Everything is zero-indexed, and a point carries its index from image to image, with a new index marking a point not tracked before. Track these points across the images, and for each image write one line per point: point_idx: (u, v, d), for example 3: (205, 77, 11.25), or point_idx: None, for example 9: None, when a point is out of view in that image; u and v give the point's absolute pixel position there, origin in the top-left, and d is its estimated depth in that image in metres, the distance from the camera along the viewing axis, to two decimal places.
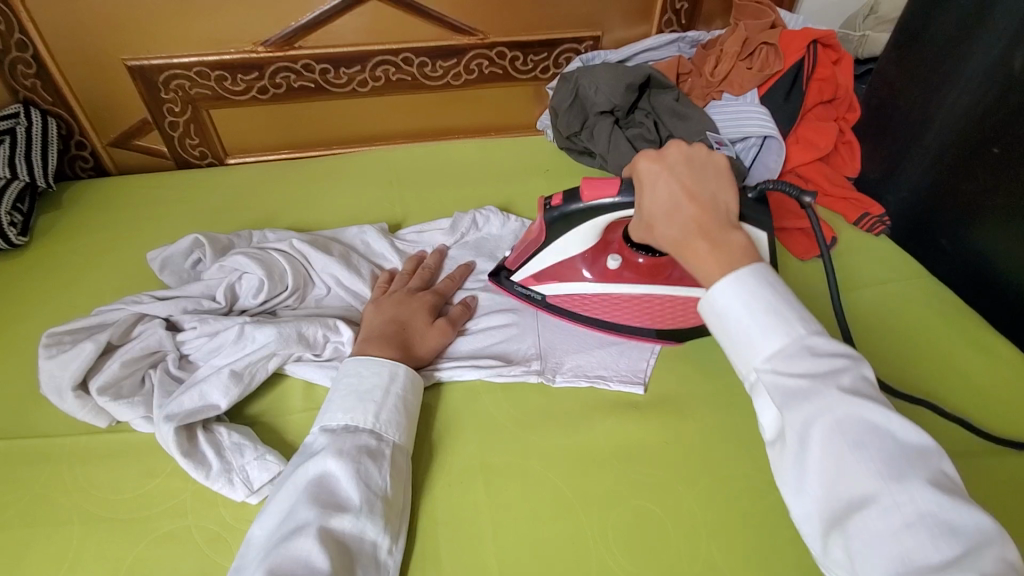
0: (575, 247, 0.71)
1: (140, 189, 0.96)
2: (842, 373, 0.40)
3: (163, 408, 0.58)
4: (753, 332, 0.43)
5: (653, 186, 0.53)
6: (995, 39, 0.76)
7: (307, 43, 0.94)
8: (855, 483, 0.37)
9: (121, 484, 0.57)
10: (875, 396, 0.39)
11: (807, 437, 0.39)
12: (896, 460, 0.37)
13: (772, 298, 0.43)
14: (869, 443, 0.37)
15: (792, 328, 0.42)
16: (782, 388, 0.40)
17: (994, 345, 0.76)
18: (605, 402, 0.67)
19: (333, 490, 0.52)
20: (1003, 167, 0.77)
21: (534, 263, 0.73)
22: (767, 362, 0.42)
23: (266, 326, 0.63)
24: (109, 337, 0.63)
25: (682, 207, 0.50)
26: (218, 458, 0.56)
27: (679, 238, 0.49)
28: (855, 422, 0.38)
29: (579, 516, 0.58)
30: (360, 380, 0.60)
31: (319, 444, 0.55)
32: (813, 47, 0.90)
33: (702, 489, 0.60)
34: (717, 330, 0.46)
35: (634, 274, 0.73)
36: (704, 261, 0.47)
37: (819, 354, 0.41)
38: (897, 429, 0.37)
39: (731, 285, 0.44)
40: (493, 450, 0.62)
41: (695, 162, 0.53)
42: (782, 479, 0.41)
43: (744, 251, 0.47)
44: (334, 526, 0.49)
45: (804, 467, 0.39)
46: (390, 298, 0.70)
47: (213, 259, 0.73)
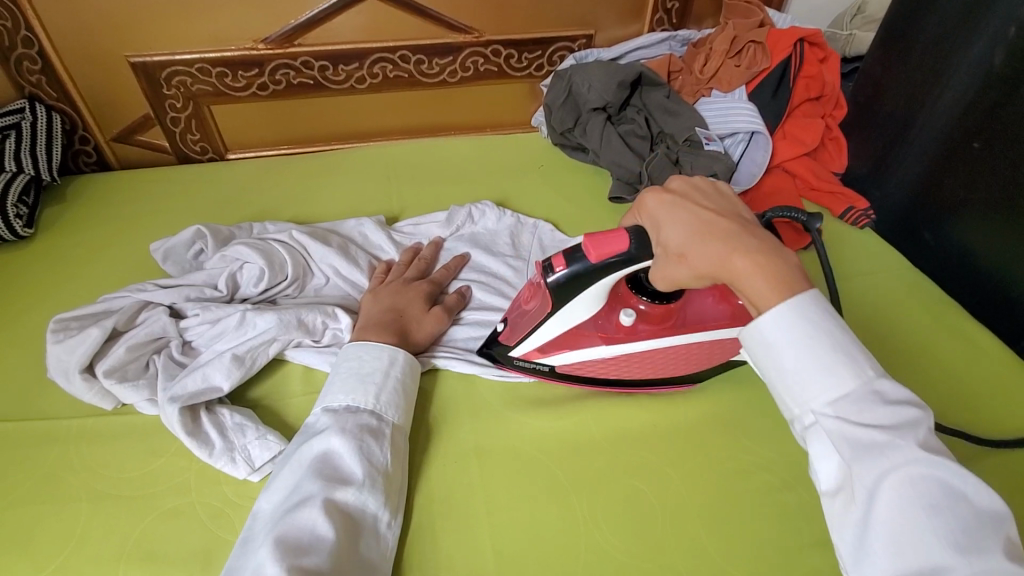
0: (584, 313, 0.63)
1: (142, 183, 0.98)
2: (916, 426, 0.41)
3: (167, 391, 0.60)
4: (817, 375, 0.43)
5: (674, 217, 0.52)
6: (977, 38, 0.78)
7: (307, 41, 0.96)
8: (926, 547, 0.37)
9: (127, 464, 0.59)
10: (945, 452, 0.40)
11: (878, 493, 0.40)
12: (967, 526, 0.38)
13: (843, 343, 0.43)
14: (941, 506, 0.38)
15: (861, 371, 0.42)
16: (852, 439, 0.41)
17: (974, 335, 0.78)
18: (595, 388, 0.69)
19: (337, 466, 0.54)
20: (983, 162, 0.79)
21: (539, 335, 0.64)
22: (832, 407, 0.42)
23: (266, 312, 0.65)
24: (115, 323, 0.65)
25: (717, 228, 0.50)
26: (220, 437, 0.58)
27: (727, 260, 0.48)
28: (928, 482, 0.39)
29: (570, 496, 0.60)
30: (360, 363, 0.62)
31: (323, 423, 0.57)
32: (800, 45, 0.93)
33: (689, 469, 0.62)
34: (773, 368, 0.45)
35: (649, 327, 0.65)
36: (761, 278, 0.46)
37: (892, 404, 0.41)
38: (970, 491, 0.38)
39: (794, 322, 0.44)
40: (487, 434, 0.65)
41: (704, 190, 0.55)
42: (841, 531, 0.42)
43: (790, 262, 0.48)
44: (337, 499, 0.52)
45: (874, 525, 0.40)
46: (387, 288, 0.72)
47: (215, 250, 0.75)
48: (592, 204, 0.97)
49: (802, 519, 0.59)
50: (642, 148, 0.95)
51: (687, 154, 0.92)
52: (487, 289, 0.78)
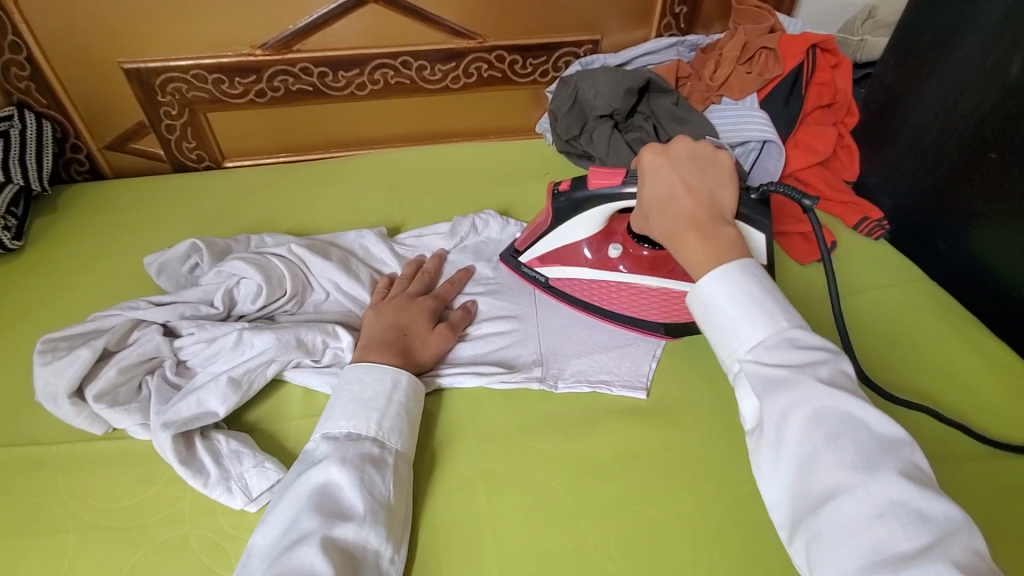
0: (580, 232, 0.73)
1: (136, 192, 0.95)
2: (822, 366, 0.42)
3: (160, 416, 0.57)
4: (737, 322, 0.45)
5: (654, 179, 0.56)
6: (994, 42, 0.76)
7: (305, 46, 0.94)
8: (827, 471, 0.38)
9: (117, 492, 0.57)
10: (849, 387, 0.41)
11: (784, 425, 0.40)
12: (868, 452, 0.38)
13: (759, 292, 0.45)
14: (842, 433, 0.39)
15: (774, 321, 0.44)
16: (762, 376, 0.42)
17: (994, 350, 0.76)
18: (606, 408, 0.67)
19: (337, 497, 0.52)
20: (1000, 172, 0.77)
21: (540, 245, 0.75)
22: (749, 352, 0.44)
23: (264, 332, 0.62)
24: (106, 343, 0.62)
25: (678, 201, 0.53)
26: (216, 466, 0.55)
27: (673, 231, 0.52)
28: (830, 412, 0.39)
29: (580, 523, 0.57)
30: (362, 387, 0.59)
31: (322, 452, 0.55)
32: (811, 52, 0.90)
33: (705, 495, 0.59)
34: (704, 318, 0.48)
35: (634, 266, 0.74)
36: (694, 254, 0.50)
37: (801, 347, 0.43)
38: (871, 421, 0.39)
39: (721, 277, 0.47)
40: (494, 457, 0.62)
41: (700, 159, 0.55)
42: (757, 467, 0.42)
43: (733, 244, 0.50)
44: (336, 536, 0.49)
45: (780, 455, 0.40)
46: (389, 305, 0.69)
47: (211, 264, 0.73)
48: None
49: None
50: None
51: None
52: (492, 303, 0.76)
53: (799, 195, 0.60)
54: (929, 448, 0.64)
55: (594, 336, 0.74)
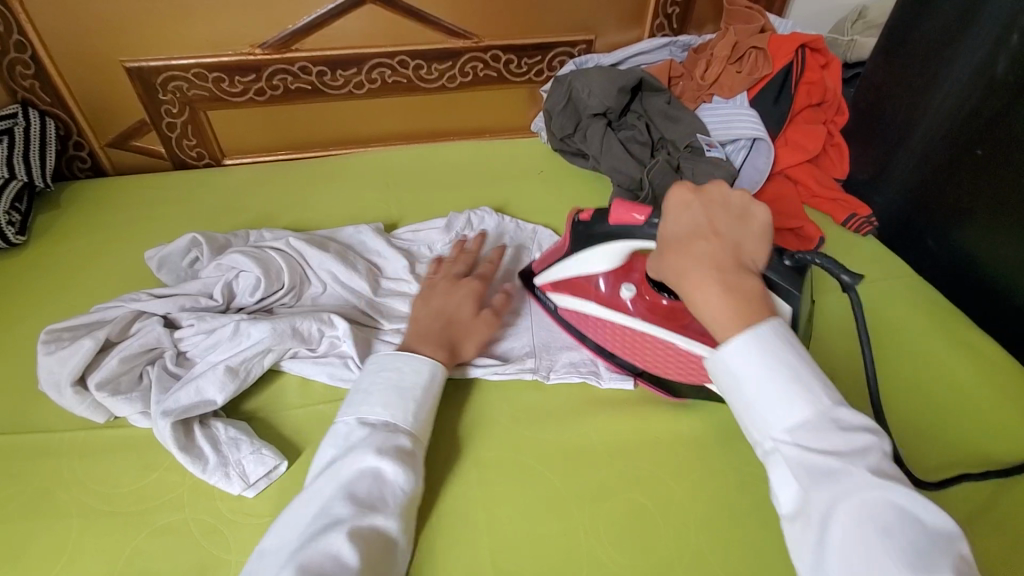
0: (594, 265, 0.66)
1: (137, 189, 0.97)
2: (868, 453, 0.42)
3: (160, 404, 0.59)
4: (778, 402, 0.44)
5: (683, 221, 0.52)
6: (982, 43, 0.77)
7: (305, 45, 0.95)
8: (883, 571, 0.38)
9: (119, 478, 0.58)
10: (895, 477, 0.41)
11: (832, 520, 0.41)
12: (919, 546, 0.39)
13: (800, 369, 0.44)
14: (892, 528, 0.39)
15: (818, 401, 0.43)
16: (809, 467, 0.42)
17: (979, 343, 0.77)
18: (597, 398, 0.68)
19: (369, 483, 0.53)
20: (986, 169, 0.79)
21: (554, 273, 0.70)
22: (791, 435, 0.43)
23: (260, 322, 0.64)
24: (107, 334, 0.64)
25: (700, 244, 0.50)
26: (215, 452, 0.57)
27: (691, 277, 0.48)
28: (883, 508, 0.40)
29: (570, 510, 0.59)
30: (399, 376, 0.61)
31: (359, 437, 0.56)
32: (802, 51, 0.92)
33: (692, 482, 0.61)
34: (733, 394, 0.46)
35: (644, 312, 0.65)
36: (713, 307, 0.47)
37: (847, 431, 0.42)
38: (923, 514, 0.40)
39: (760, 351, 0.45)
40: (487, 446, 0.64)
41: (733, 202, 0.52)
42: (801, 553, 0.43)
43: (757, 302, 0.47)
44: (366, 525, 0.51)
45: (831, 552, 0.40)
46: (437, 292, 0.70)
47: (211, 258, 0.74)
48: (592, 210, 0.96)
49: None
50: (642, 154, 0.94)
51: (689, 160, 0.91)
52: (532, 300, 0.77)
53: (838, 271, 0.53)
54: None
55: None
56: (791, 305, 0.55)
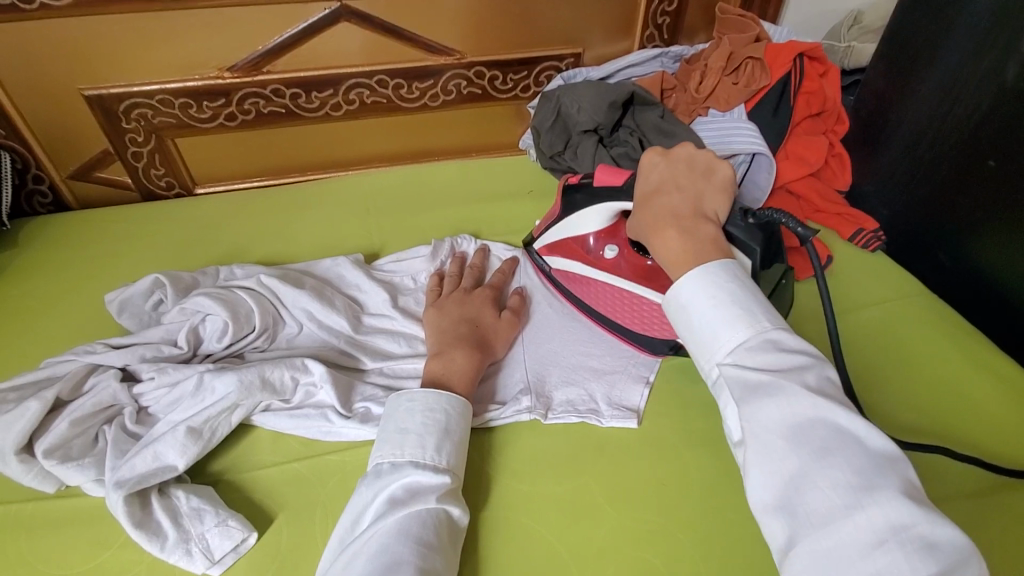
0: (585, 225, 0.73)
1: (102, 224, 0.91)
2: (805, 371, 0.43)
3: (114, 472, 0.53)
4: (718, 325, 0.46)
5: (651, 180, 0.59)
6: (989, 44, 0.73)
7: (276, 67, 0.90)
8: (819, 486, 0.38)
9: (68, 557, 0.52)
10: (835, 395, 0.42)
11: (767, 436, 0.41)
12: (859, 465, 0.38)
13: (741, 296, 0.47)
14: (832, 446, 0.39)
15: (757, 323, 0.45)
16: (743, 381, 0.43)
17: (1002, 366, 0.72)
18: (598, 442, 0.63)
19: (429, 529, 0.49)
20: (998, 180, 0.74)
21: (549, 235, 0.77)
22: (730, 356, 0.45)
23: (225, 374, 0.58)
24: (57, 393, 0.58)
25: (663, 201, 0.56)
26: (174, 526, 0.51)
27: (654, 227, 0.55)
28: (818, 424, 0.40)
29: (572, 575, 0.53)
30: (447, 418, 0.56)
31: (419, 480, 0.51)
32: (799, 60, 0.88)
33: (705, 535, 0.55)
34: (683, 323, 0.49)
35: (626, 269, 0.72)
36: (672, 251, 0.52)
37: (785, 352, 0.44)
38: (863, 435, 0.40)
39: (704, 281, 0.48)
40: (477, 502, 0.58)
41: (698, 162, 0.58)
42: (741, 479, 0.43)
43: (711, 244, 0.52)
44: (431, 568, 0.46)
45: (766, 470, 0.40)
46: (450, 301, 0.71)
47: (175, 300, 0.68)
48: None
49: None
50: (636, 172, 0.89)
51: None
52: (546, 338, 0.72)
53: (794, 223, 0.57)
54: (937, 481, 0.60)
55: (586, 363, 0.70)
56: (753, 260, 0.56)
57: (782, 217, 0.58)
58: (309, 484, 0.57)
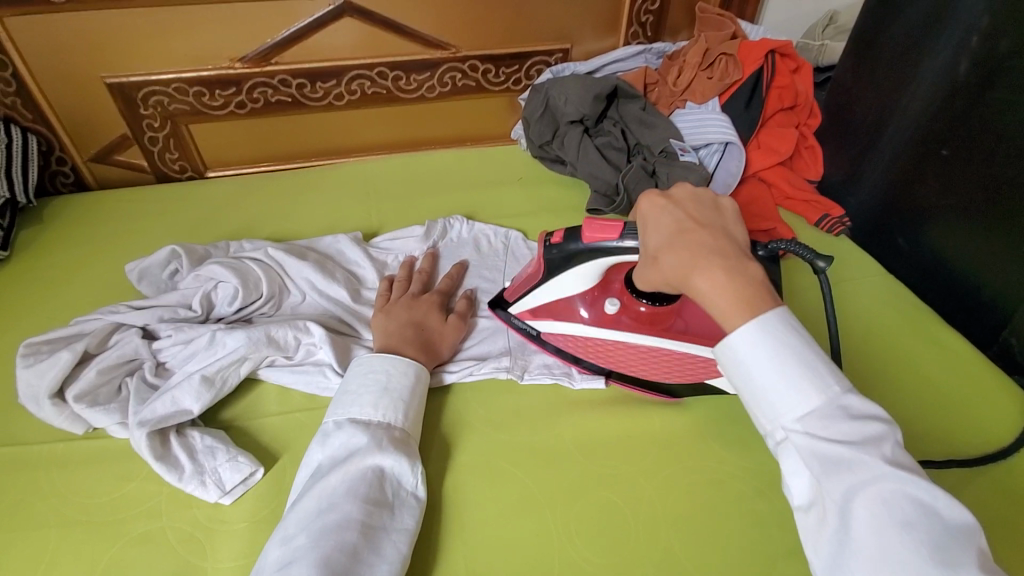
0: (575, 284, 0.67)
1: (121, 203, 0.98)
2: (881, 441, 0.42)
3: (137, 415, 0.60)
4: (787, 392, 0.44)
5: (662, 222, 0.52)
6: (943, 44, 0.79)
7: (284, 59, 0.97)
8: (904, 563, 0.39)
9: (96, 488, 0.59)
10: (910, 465, 0.41)
11: (846, 510, 0.41)
12: (939, 540, 0.39)
13: (810, 359, 0.44)
14: (914, 521, 0.40)
15: (827, 388, 0.43)
16: (822, 456, 0.42)
17: (950, 341, 0.78)
18: (571, 400, 0.69)
19: (364, 478, 0.54)
20: (951, 168, 0.80)
21: (529, 300, 0.70)
22: (800, 424, 0.43)
23: (235, 331, 0.65)
24: (85, 346, 0.64)
25: (693, 236, 0.49)
26: (191, 460, 0.58)
27: (692, 268, 0.48)
28: (898, 498, 0.40)
29: (542, 510, 0.60)
30: (388, 378, 0.62)
31: (350, 437, 0.57)
32: (771, 56, 0.94)
33: (664, 479, 0.62)
34: (742, 383, 0.46)
35: (633, 322, 0.67)
36: (722, 293, 0.46)
37: (857, 419, 0.43)
38: (940, 505, 0.40)
39: (765, 340, 0.45)
40: (462, 449, 0.64)
41: (704, 197, 0.53)
42: (818, 542, 0.43)
43: (760, 285, 0.47)
44: (363, 513, 0.52)
45: (849, 541, 0.41)
46: (398, 305, 0.72)
47: (190, 269, 0.75)
48: (570, 213, 0.97)
49: (773, 524, 0.59)
50: (619, 160, 0.95)
51: (663, 165, 0.92)
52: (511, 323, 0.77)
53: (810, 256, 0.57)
54: None
55: None
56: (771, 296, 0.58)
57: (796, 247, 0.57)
58: (312, 429, 0.63)
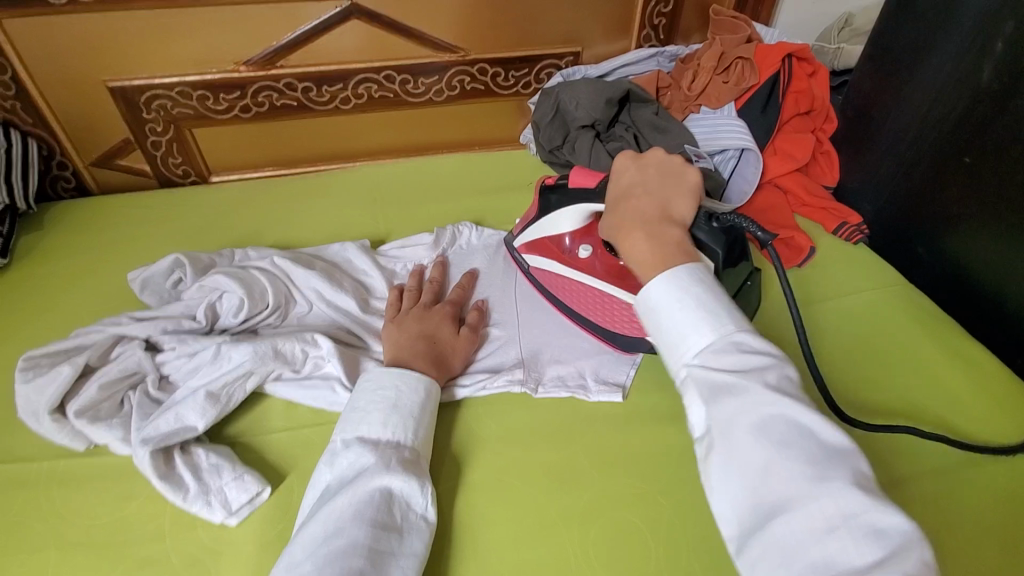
0: (560, 225, 0.74)
1: (122, 209, 0.96)
2: (768, 372, 0.44)
3: (139, 432, 0.58)
4: (683, 327, 0.47)
5: (622, 186, 0.62)
6: (966, 49, 0.77)
7: (289, 62, 0.95)
8: (780, 480, 0.40)
9: (97, 509, 0.57)
10: (795, 395, 0.43)
11: (730, 433, 0.43)
12: (816, 459, 0.40)
13: (706, 298, 0.48)
14: (791, 442, 0.41)
15: (720, 324, 0.47)
16: (711, 383, 0.44)
17: (975, 352, 0.76)
18: (586, 416, 0.67)
19: (375, 502, 0.52)
20: (975, 176, 0.78)
21: (527, 232, 0.77)
22: (696, 357, 0.46)
23: (241, 344, 0.63)
24: (87, 360, 0.63)
25: (632, 204, 0.59)
26: (195, 480, 0.56)
27: (622, 229, 0.57)
28: (779, 421, 0.42)
29: (559, 532, 0.57)
30: (398, 394, 0.60)
31: (360, 457, 0.55)
32: (788, 61, 0.92)
33: (684, 500, 0.60)
34: (649, 323, 0.50)
35: (600, 269, 0.73)
36: (635, 250, 0.55)
37: (747, 354, 0.45)
38: (819, 430, 0.41)
39: (670, 282, 0.49)
40: (473, 467, 0.62)
41: (665, 166, 0.62)
42: (708, 473, 0.44)
43: (677, 248, 0.54)
44: (374, 540, 0.49)
45: (732, 465, 0.42)
46: (409, 316, 0.70)
47: (193, 279, 0.73)
48: None
49: None
50: None
51: None
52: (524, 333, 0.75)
53: (753, 227, 0.62)
54: (901, 454, 0.64)
55: (575, 343, 0.74)
56: (714, 262, 0.59)
57: (743, 222, 0.62)
58: (320, 447, 0.61)
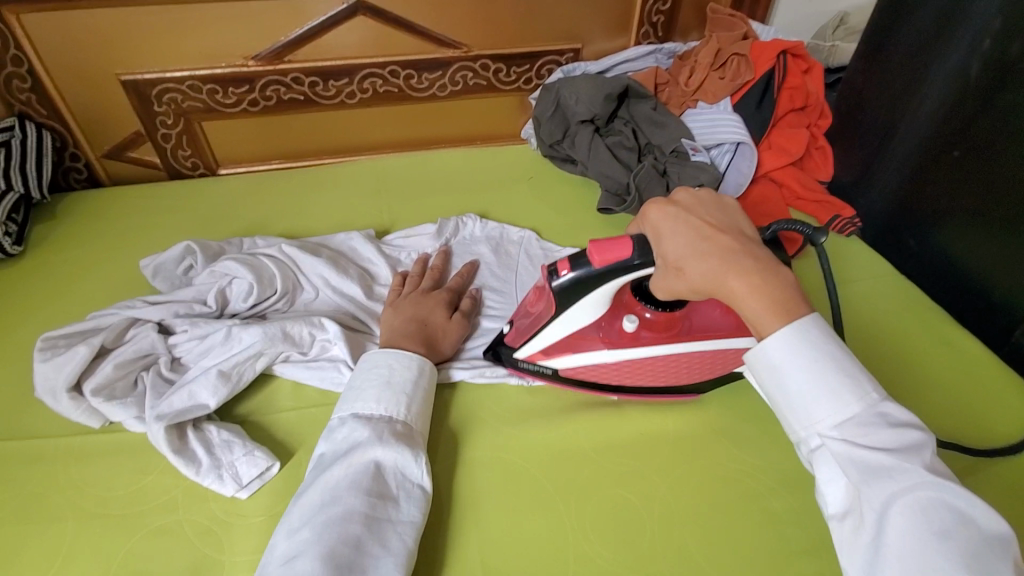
0: (586, 314, 0.63)
1: (133, 200, 0.98)
2: (919, 449, 0.41)
3: (154, 409, 0.60)
4: (820, 395, 0.43)
5: (676, 228, 0.52)
6: (957, 46, 0.79)
7: (297, 57, 0.97)
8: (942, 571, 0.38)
9: (114, 482, 0.59)
10: (948, 474, 0.41)
11: (883, 516, 0.40)
12: (978, 549, 0.38)
13: (844, 362, 0.44)
14: (951, 529, 0.38)
15: (864, 394, 0.43)
16: (860, 463, 0.41)
17: (961, 341, 0.78)
18: (584, 399, 0.69)
19: (370, 473, 0.54)
20: (964, 169, 0.80)
21: (542, 337, 0.65)
22: (836, 429, 0.43)
23: (251, 327, 0.65)
24: (103, 340, 0.65)
25: (716, 243, 0.49)
26: (208, 454, 0.58)
27: (725, 276, 0.47)
28: (937, 505, 0.39)
29: (557, 507, 0.60)
30: (391, 371, 0.62)
31: (355, 432, 0.57)
32: (782, 57, 0.94)
33: (677, 478, 0.62)
34: (774, 386, 0.46)
35: (651, 334, 0.65)
36: (758, 303, 0.46)
37: (895, 427, 0.42)
38: (979, 515, 0.39)
39: (799, 344, 0.44)
40: (474, 445, 0.65)
41: (706, 197, 0.54)
42: (852, 553, 0.42)
43: (792, 287, 0.47)
44: (369, 508, 0.52)
45: (884, 550, 0.40)
46: (406, 300, 0.73)
47: (204, 265, 0.76)
48: (581, 212, 0.97)
49: (786, 523, 0.59)
50: (629, 160, 0.95)
51: (674, 165, 0.93)
52: None
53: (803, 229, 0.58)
54: None
55: None
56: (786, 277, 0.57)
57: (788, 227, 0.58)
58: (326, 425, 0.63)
